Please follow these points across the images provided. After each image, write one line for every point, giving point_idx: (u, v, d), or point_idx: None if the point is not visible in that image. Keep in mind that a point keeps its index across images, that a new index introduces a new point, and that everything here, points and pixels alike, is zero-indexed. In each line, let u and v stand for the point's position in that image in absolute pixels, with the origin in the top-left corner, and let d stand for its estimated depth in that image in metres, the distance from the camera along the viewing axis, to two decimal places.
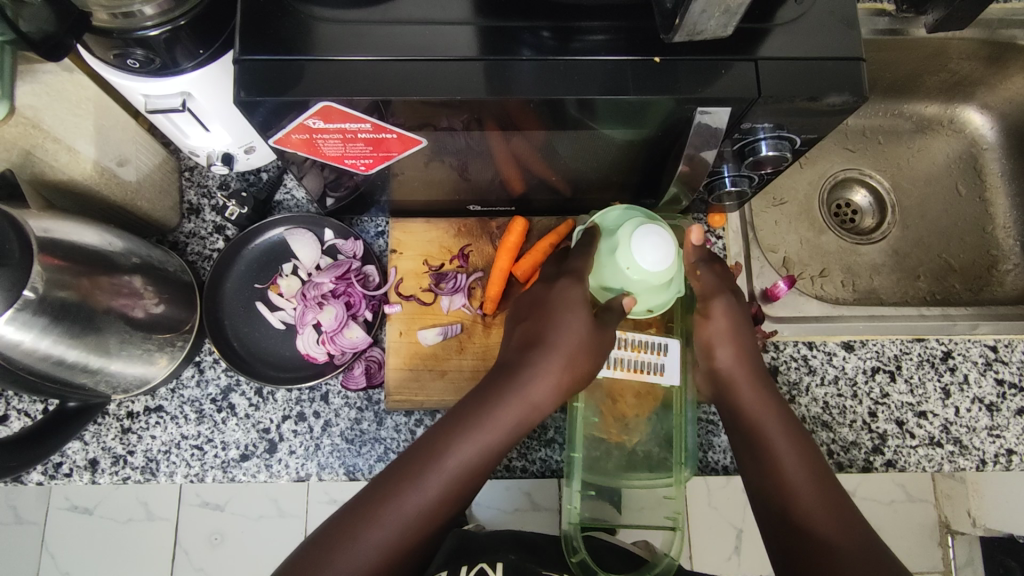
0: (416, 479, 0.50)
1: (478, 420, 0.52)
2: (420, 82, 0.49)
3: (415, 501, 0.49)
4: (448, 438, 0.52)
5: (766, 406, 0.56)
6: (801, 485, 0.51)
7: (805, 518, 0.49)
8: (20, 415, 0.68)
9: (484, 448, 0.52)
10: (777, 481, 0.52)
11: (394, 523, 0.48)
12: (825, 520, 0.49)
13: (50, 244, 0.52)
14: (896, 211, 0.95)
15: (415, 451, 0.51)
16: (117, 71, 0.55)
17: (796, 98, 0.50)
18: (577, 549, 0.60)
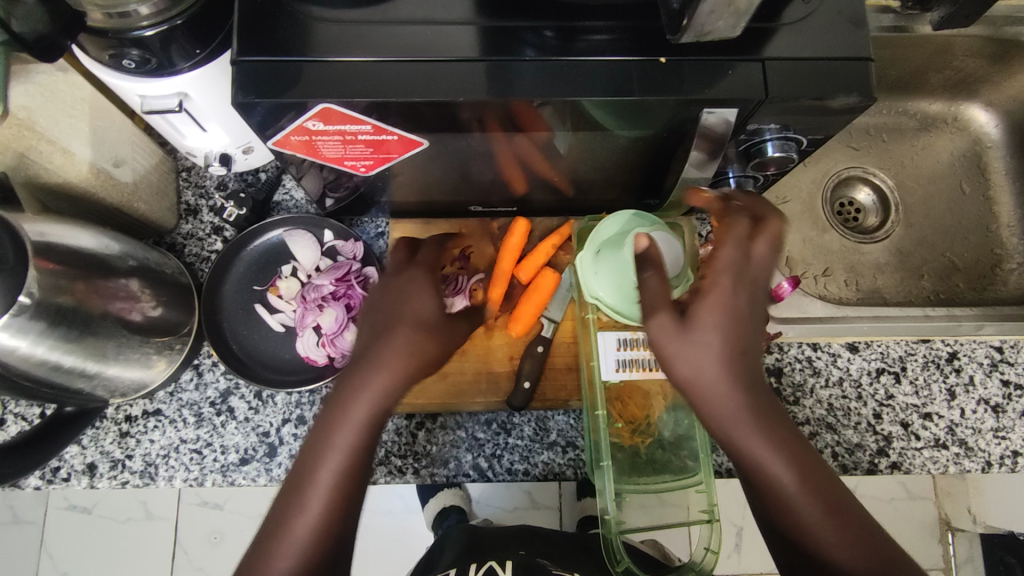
0: (292, 505, 0.43)
1: (335, 415, 0.45)
2: (421, 82, 0.48)
3: (298, 532, 0.43)
4: (316, 456, 0.44)
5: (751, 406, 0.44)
6: (820, 531, 0.42)
7: (819, 565, 0.42)
8: (17, 419, 0.67)
9: (354, 449, 0.44)
10: (778, 519, 0.44)
11: (290, 559, 0.42)
12: (824, 527, 0.42)
13: (46, 249, 0.51)
14: (900, 210, 0.94)
15: (291, 481, 0.44)
16: (112, 71, 0.54)
17: (805, 98, 0.49)
18: (620, 559, 0.60)
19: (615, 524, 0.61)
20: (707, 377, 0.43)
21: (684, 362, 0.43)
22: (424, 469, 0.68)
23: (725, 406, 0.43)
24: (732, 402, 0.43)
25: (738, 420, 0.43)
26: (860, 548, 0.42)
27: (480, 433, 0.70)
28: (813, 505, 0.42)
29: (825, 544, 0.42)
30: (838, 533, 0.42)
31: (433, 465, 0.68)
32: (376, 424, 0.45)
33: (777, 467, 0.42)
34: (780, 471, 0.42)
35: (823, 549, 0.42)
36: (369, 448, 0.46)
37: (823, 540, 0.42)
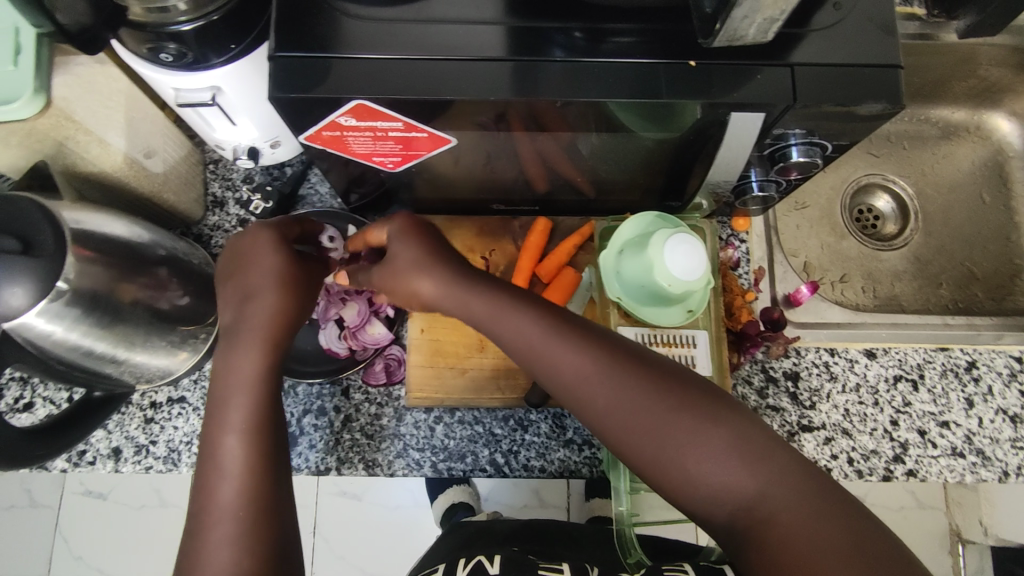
0: (208, 478, 0.45)
1: (224, 399, 0.47)
2: (453, 82, 0.49)
3: (226, 499, 0.44)
4: (216, 433, 0.46)
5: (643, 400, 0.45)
6: (724, 470, 0.42)
7: (724, 505, 0.42)
8: (46, 402, 0.69)
9: (251, 414, 0.47)
10: (715, 506, 0.42)
11: (224, 519, 0.43)
12: (778, 496, 0.40)
13: (83, 236, 0.52)
14: (920, 218, 0.95)
15: (198, 463, 0.45)
16: (149, 64, 0.55)
17: (832, 104, 0.49)
18: (632, 550, 0.61)
19: (629, 516, 0.62)
20: (586, 371, 0.45)
21: (567, 360, 0.46)
22: (442, 462, 0.69)
23: (608, 395, 0.45)
24: (611, 388, 0.45)
25: (624, 394, 0.44)
26: (770, 470, 0.41)
27: (497, 429, 0.70)
28: (712, 439, 0.42)
29: (730, 483, 0.41)
30: (742, 466, 0.41)
31: (450, 459, 0.69)
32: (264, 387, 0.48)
33: (663, 425, 0.43)
34: (666, 429, 0.43)
35: (729, 493, 0.41)
36: (264, 409, 0.47)
37: (725, 481, 0.41)
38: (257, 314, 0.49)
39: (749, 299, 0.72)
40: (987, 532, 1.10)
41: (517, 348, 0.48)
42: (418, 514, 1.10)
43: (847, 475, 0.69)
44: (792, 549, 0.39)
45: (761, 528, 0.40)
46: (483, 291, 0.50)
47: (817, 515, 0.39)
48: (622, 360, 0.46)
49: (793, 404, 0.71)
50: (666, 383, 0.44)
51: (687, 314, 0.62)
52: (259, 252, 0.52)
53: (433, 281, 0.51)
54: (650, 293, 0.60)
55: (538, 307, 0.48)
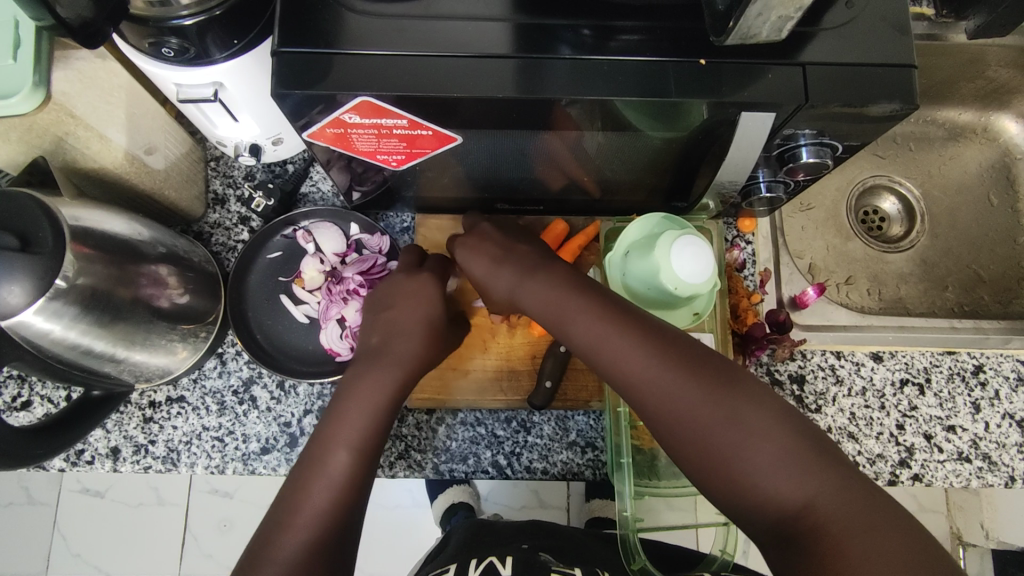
0: (308, 481, 0.51)
1: (341, 419, 0.54)
2: (458, 79, 0.48)
3: (316, 502, 0.50)
4: (330, 444, 0.53)
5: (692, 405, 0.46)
6: (776, 473, 0.42)
7: (773, 511, 0.42)
8: (43, 400, 0.68)
9: (360, 433, 0.54)
10: (763, 510, 0.42)
11: (306, 524, 0.48)
12: (830, 504, 0.40)
13: (82, 233, 0.52)
14: (925, 219, 0.94)
15: (304, 466, 0.52)
16: (150, 58, 0.54)
17: (843, 104, 0.48)
18: (637, 556, 0.60)
19: (634, 521, 0.61)
20: (641, 368, 0.48)
21: (625, 356, 0.48)
22: (444, 464, 0.68)
23: (663, 392, 0.46)
24: (665, 384, 0.46)
25: (679, 391, 0.46)
26: (824, 479, 0.41)
27: (500, 430, 0.70)
28: (764, 443, 0.43)
29: (781, 488, 0.42)
30: (795, 472, 0.42)
31: (452, 460, 0.69)
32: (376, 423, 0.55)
33: (714, 425, 0.44)
34: (719, 429, 0.44)
35: (780, 498, 0.42)
36: (372, 435, 0.54)
37: (776, 487, 0.42)
38: (393, 351, 0.58)
39: (755, 301, 0.72)
40: (988, 534, 1.11)
41: (580, 345, 0.51)
42: (418, 515, 1.10)
43: None
44: (840, 554, 0.38)
45: (810, 533, 0.40)
46: (554, 295, 0.54)
47: (875, 529, 0.38)
48: (679, 361, 0.47)
49: (798, 408, 0.70)
50: (720, 385, 0.45)
51: (694, 317, 0.62)
52: (406, 295, 0.62)
53: (506, 283, 0.59)
54: (658, 295, 0.59)
55: (601, 308, 0.51)
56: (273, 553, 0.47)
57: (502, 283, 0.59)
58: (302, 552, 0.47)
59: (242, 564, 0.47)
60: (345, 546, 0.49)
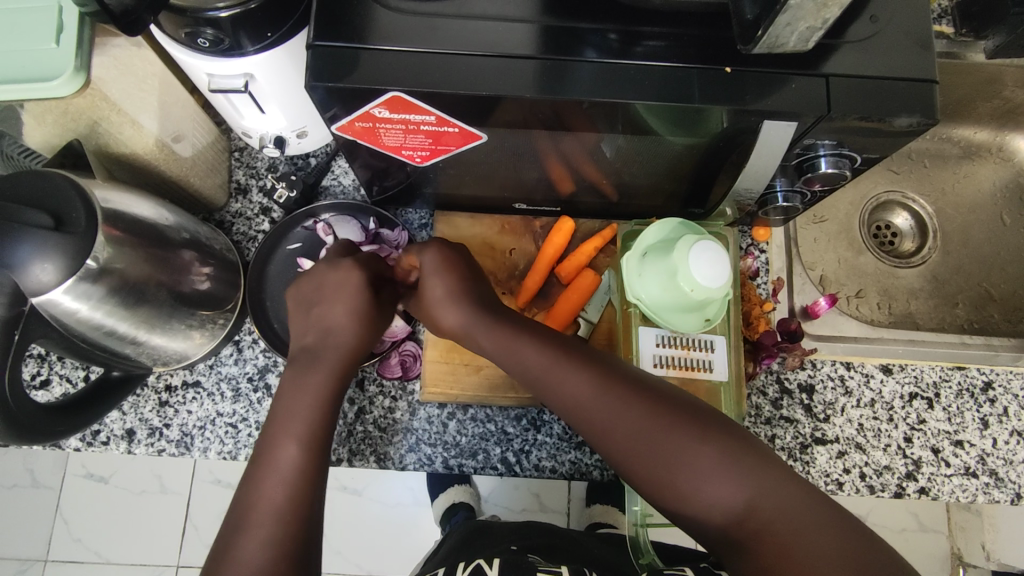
0: (259, 478, 0.48)
1: (279, 415, 0.51)
2: (487, 78, 0.49)
3: (272, 498, 0.47)
4: (277, 439, 0.50)
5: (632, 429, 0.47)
6: (718, 483, 0.44)
7: (720, 517, 0.44)
8: (62, 380, 0.69)
9: (310, 427, 0.51)
10: (710, 518, 0.44)
11: (268, 521, 0.46)
12: (773, 507, 0.43)
13: (114, 216, 0.53)
14: (937, 236, 0.95)
15: (250, 466, 0.49)
16: (185, 48, 0.55)
17: (865, 118, 0.49)
18: (644, 551, 0.61)
19: (643, 519, 0.61)
20: (585, 396, 0.49)
21: (570, 384, 0.49)
22: (453, 459, 0.69)
23: (610, 417, 0.48)
24: (611, 410, 0.48)
25: (623, 415, 0.47)
26: (763, 484, 0.43)
27: (509, 428, 0.70)
28: (706, 457, 0.45)
29: (722, 496, 0.44)
30: (737, 480, 0.44)
31: (461, 455, 0.69)
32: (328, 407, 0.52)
33: (660, 442, 0.46)
34: (662, 446, 0.45)
35: (725, 504, 0.44)
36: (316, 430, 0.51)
37: (719, 495, 0.44)
38: (337, 338, 0.56)
39: (767, 309, 0.72)
40: (989, 556, 1.10)
41: (527, 374, 0.52)
42: (418, 512, 1.10)
43: (858, 490, 0.69)
44: (782, 554, 0.41)
45: (753, 536, 0.42)
46: (496, 329, 0.54)
47: (814, 525, 0.41)
48: (621, 386, 0.48)
49: (807, 417, 0.71)
50: (663, 407, 0.47)
51: (705, 323, 0.62)
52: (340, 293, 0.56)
53: (457, 317, 0.56)
54: (671, 298, 0.60)
55: (546, 338, 0.52)
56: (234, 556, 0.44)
57: (452, 317, 0.56)
58: (274, 552, 0.45)
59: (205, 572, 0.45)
60: (311, 534, 0.47)
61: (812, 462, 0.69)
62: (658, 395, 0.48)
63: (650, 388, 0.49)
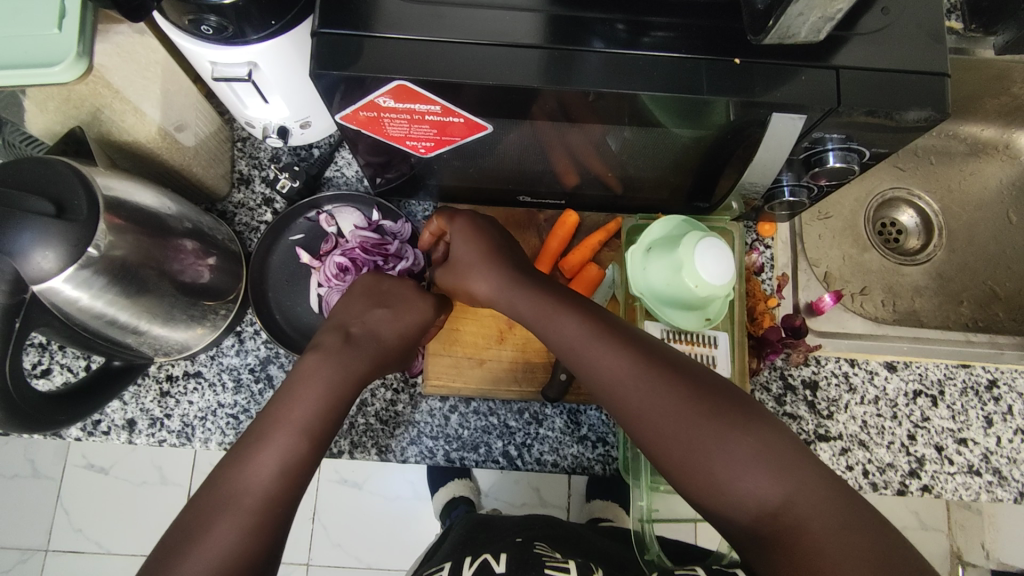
0: (212, 517, 0.46)
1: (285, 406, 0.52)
2: (493, 67, 0.49)
3: (220, 534, 0.45)
4: (234, 477, 0.48)
5: (667, 416, 0.46)
6: (753, 475, 0.43)
7: (750, 511, 0.43)
8: (63, 369, 0.69)
9: (275, 464, 0.49)
10: (742, 510, 0.43)
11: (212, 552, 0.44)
12: (807, 503, 0.42)
13: (116, 204, 0.52)
14: (943, 234, 0.94)
15: (243, 447, 0.50)
16: (188, 35, 0.55)
17: (875, 112, 0.49)
18: (648, 548, 0.61)
19: (648, 513, 0.61)
20: (623, 371, 0.49)
21: (608, 361, 0.49)
22: (454, 452, 0.69)
23: (645, 395, 0.47)
24: (647, 388, 0.48)
25: (659, 396, 0.47)
26: (801, 481, 0.43)
27: (511, 421, 0.70)
28: (744, 447, 0.44)
29: (755, 488, 0.43)
30: (770, 472, 0.43)
31: (463, 449, 0.69)
32: (302, 444, 0.51)
33: (696, 427, 0.45)
34: (698, 430, 0.45)
35: (758, 497, 0.43)
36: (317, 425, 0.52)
37: (754, 487, 0.43)
38: (375, 333, 0.60)
39: (772, 305, 0.71)
40: (988, 554, 1.11)
41: (562, 348, 0.52)
42: (418, 505, 1.10)
43: (861, 488, 0.69)
44: (810, 552, 0.40)
45: (781, 532, 0.42)
46: (537, 303, 0.55)
47: (847, 527, 0.41)
48: (661, 367, 0.48)
49: (810, 413, 0.70)
50: (702, 391, 0.47)
51: (705, 322, 0.62)
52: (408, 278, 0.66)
53: (489, 285, 0.58)
54: (675, 295, 0.60)
55: (588, 316, 0.52)
56: (209, 537, 0.45)
57: (486, 284, 0.58)
58: None
59: (168, 550, 0.44)
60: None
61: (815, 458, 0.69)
62: (697, 384, 0.47)
63: (691, 376, 0.48)
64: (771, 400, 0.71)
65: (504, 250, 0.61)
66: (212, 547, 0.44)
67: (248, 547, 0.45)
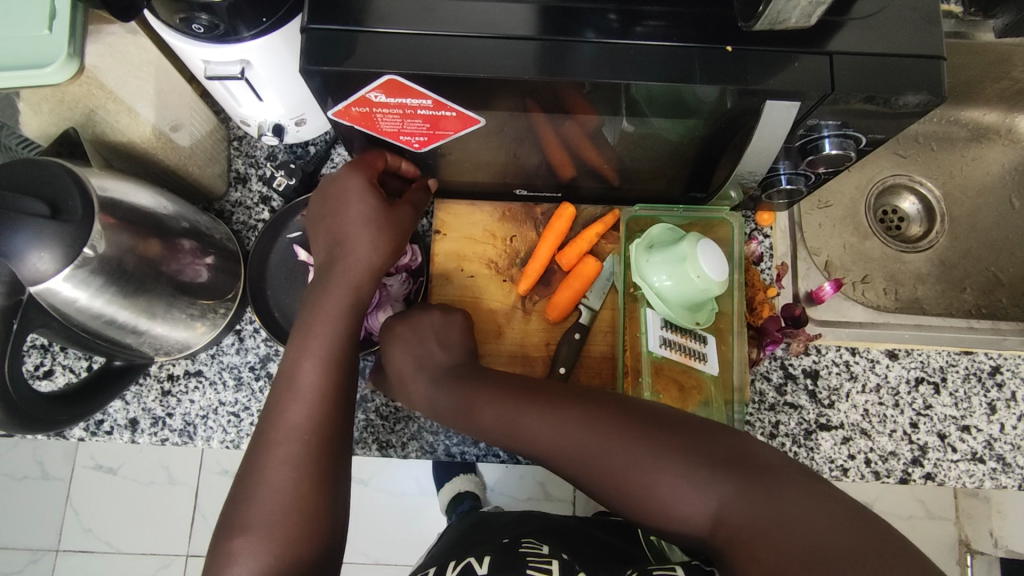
0: (268, 452, 0.50)
1: (304, 342, 0.54)
2: (484, 60, 0.48)
3: (283, 457, 0.49)
4: (283, 403, 0.52)
5: (602, 460, 0.48)
6: (694, 491, 0.44)
7: (700, 529, 0.44)
8: (65, 370, 0.69)
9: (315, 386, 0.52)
10: (692, 530, 0.45)
11: (285, 471, 0.49)
12: (744, 508, 0.42)
13: (110, 204, 0.52)
14: (945, 220, 0.93)
15: (276, 390, 0.53)
16: (179, 34, 0.55)
17: (871, 97, 0.48)
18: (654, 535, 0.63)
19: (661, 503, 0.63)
20: (552, 436, 0.51)
21: (537, 430, 0.52)
22: (455, 446, 0.69)
23: (579, 452, 0.49)
24: (579, 444, 0.49)
25: (588, 446, 0.49)
26: (731, 488, 0.43)
27: None
28: (680, 466, 0.45)
29: (698, 504, 0.44)
30: (702, 487, 0.44)
31: (463, 443, 0.69)
32: (336, 367, 0.54)
33: (625, 463, 0.47)
34: (628, 467, 0.47)
35: (699, 513, 0.44)
36: (335, 365, 0.54)
37: (692, 505, 0.44)
38: (346, 259, 0.57)
39: (771, 294, 0.71)
40: (997, 542, 1.10)
41: (496, 429, 0.55)
42: (422, 501, 1.11)
43: (864, 477, 0.68)
44: (761, 551, 0.41)
45: (732, 541, 0.42)
46: (460, 391, 0.57)
47: (786, 521, 0.41)
48: (582, 416, 0.50)
49: (811, 402, 0.70)
50: (622, 425, 0.49)
51: (694, 325, 0.62)
52: (350, 197, 0.57)
53: (427, 397, 0.59)
54: (672, 292, 0.60)
55: (510, 391, 0.55)
56: (265, 476, 0.49)
57: (422, 392, 0.60)
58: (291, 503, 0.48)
59: (235, 499, 0.49)
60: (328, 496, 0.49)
61: (817, 448, 0.69)
62: (617, 419, 0.49)
63: (611, 413, 0.50)
64: (772, 389, 0.70)
65: (438, 331, 0.62)
66: (274, 483, 0.48)
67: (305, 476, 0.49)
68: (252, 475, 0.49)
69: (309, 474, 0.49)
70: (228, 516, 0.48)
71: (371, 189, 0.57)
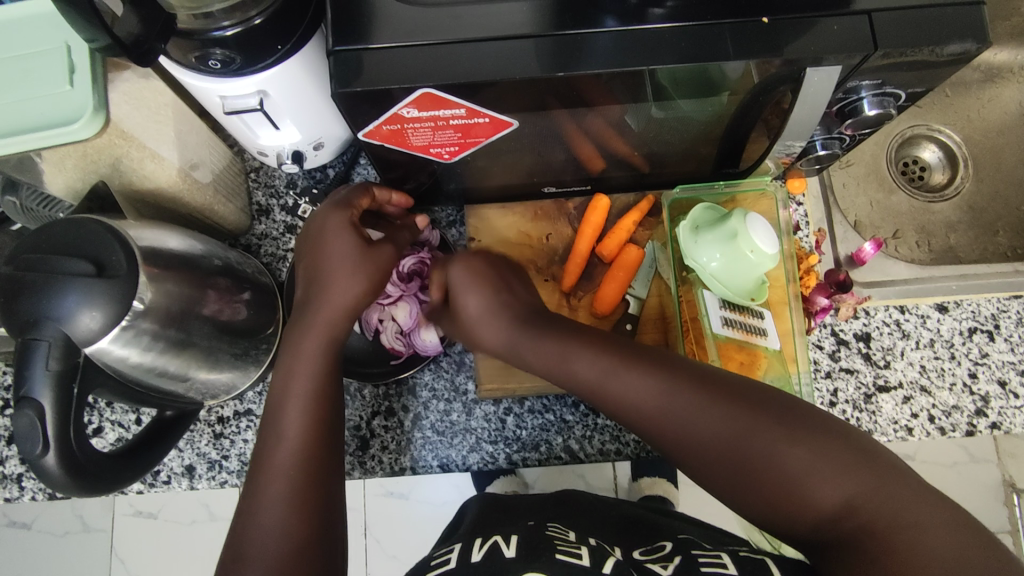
0: (258, 491, 0.48)
1: (286, 381, 0.53)
2: (515, 61, 0.47)
3: (272, 497, 0.48)
4: (273, 439, 0.51)
5: (713, 434, 0.43)
6: (822, 475, 0.41)
7: (815, 520, 0.41)
8: (114, 425, 0.69)
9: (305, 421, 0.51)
10: (802, 517, 0.41)
11: (277, 509, 0.47)
12: (871, 499, 0.40)
13: (152, 254, 0.52)
14: (969, 164, 0.92)
15: (264, 431, 0.51)
16: (197, 72, 0.53)
17: (915, 50, 0.47)
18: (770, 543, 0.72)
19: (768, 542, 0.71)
20: (657, 403, 0.45)
21: (639, 391, 0.46)
22: (516, 454, 0.69)
23: (683, 417, 0.44)
24: (686, 409, 0.44)
25: (703, 416, 0.44)
26: (862, 480, 0.40)
27: (567, 416, 0.70)
28: (811, 448, 0.42)
29: (824, 488, 0.41)
30: (831, 477, 0.41)
31: (524, 449, 0.69)
32: (324, 398, 0.53)
33: (744, 436, 0.43)
34: (746, 440, 0.43)
35: (820, 504, 0.41)
36: (318, 403, 0.52)
37: (820, 492, 0.41)
38: (324, 297, 0.56)
39: (812, 262, 0.70)
40: None
41: (586, 388, 0.49)
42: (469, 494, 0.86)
43: (929, 434, 0.68)
44: (887, 549, 0.38)
45: (860, 534, 0.39)
46: (543, 342, 0.51)
47: (920, 522, 0.39)
48: (690, 383, 0.45)
49: (867, 365, 0.69)
50: (736, 395, 0.44)
51: (751, 301, 0.62)
52: (328, 234, 0.58)
53: (500, 335, 0.53)
54: (727, 271, 0.60)
55: (607, 346, 0.49)
56: (257, 519, 0.47)
57: (495, 334, 0.53)
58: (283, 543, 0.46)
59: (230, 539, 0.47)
60: (328, 537, 0.48)
61: (878, 410, 0.68)
62: (730, 384, 0.45)
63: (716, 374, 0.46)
64: (826, 356, 0.70)
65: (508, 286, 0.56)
66: (265, 517, 0.47)
67: (296, 515, 0.47)
68: (242, 518, 0.48)
69: (300, 512, 0.47)
70: (228, 558, 0.47)
71: (351, 228, 0.57)
